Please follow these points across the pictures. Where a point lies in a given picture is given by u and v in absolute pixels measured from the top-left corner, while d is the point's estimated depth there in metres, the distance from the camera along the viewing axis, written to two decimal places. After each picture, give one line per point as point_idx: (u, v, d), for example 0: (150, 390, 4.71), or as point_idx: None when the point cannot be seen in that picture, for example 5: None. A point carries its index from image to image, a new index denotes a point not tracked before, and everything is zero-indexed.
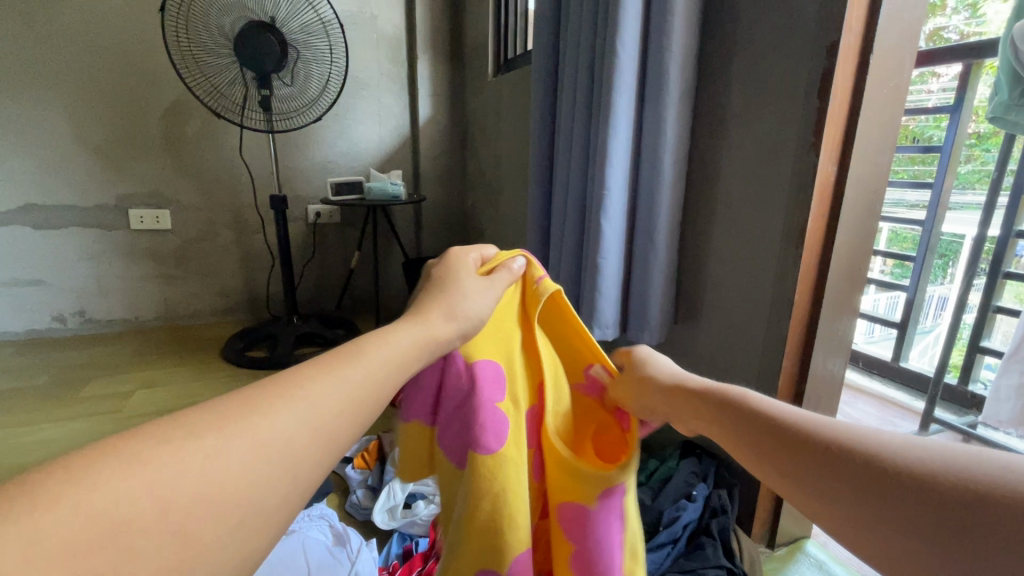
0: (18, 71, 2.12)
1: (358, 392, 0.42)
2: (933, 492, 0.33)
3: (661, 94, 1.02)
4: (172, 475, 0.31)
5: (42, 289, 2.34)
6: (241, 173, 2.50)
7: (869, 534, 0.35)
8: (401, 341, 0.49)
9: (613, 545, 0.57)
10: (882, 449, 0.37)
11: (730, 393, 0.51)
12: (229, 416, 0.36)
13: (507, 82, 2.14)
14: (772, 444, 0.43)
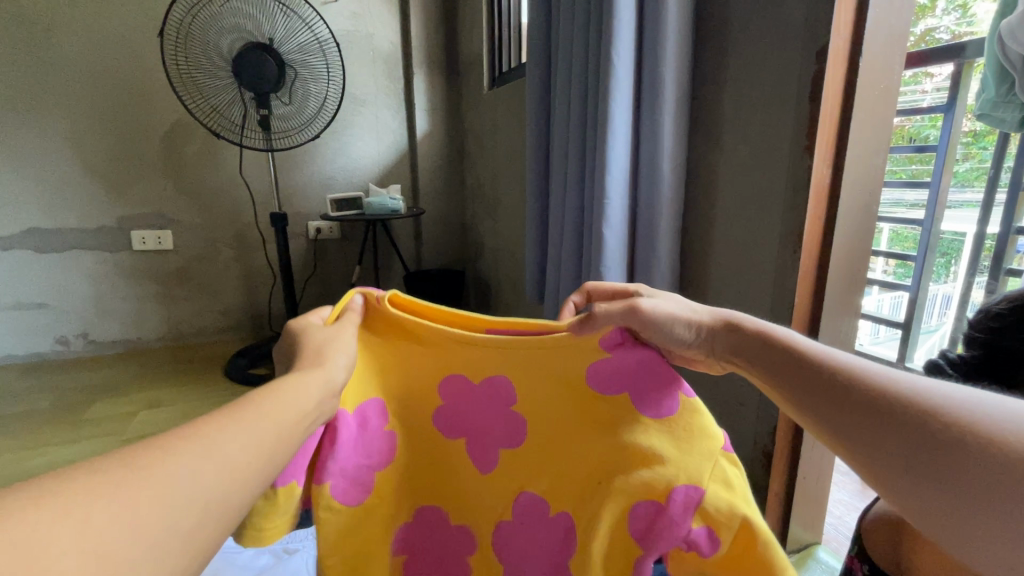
0: (21, 97, 2.15)
1: (275, 430, 0.41)
2: (969, 449, 0.33)
3: (657, 102, 1.03)
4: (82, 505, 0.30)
5: (46, 312, 2.34)
6: (242, 191, 2.52)
7: (900, 487, 0.35)
8: (305, 387, 0.47)
9: (657, 380, 0.61)
10: (912, 394, 0.37)
11: (774, 334, 0.50)
12: (143, 466, 0.33)
13: (502, 94, 2.16)
14: (809, 385, 0.43)
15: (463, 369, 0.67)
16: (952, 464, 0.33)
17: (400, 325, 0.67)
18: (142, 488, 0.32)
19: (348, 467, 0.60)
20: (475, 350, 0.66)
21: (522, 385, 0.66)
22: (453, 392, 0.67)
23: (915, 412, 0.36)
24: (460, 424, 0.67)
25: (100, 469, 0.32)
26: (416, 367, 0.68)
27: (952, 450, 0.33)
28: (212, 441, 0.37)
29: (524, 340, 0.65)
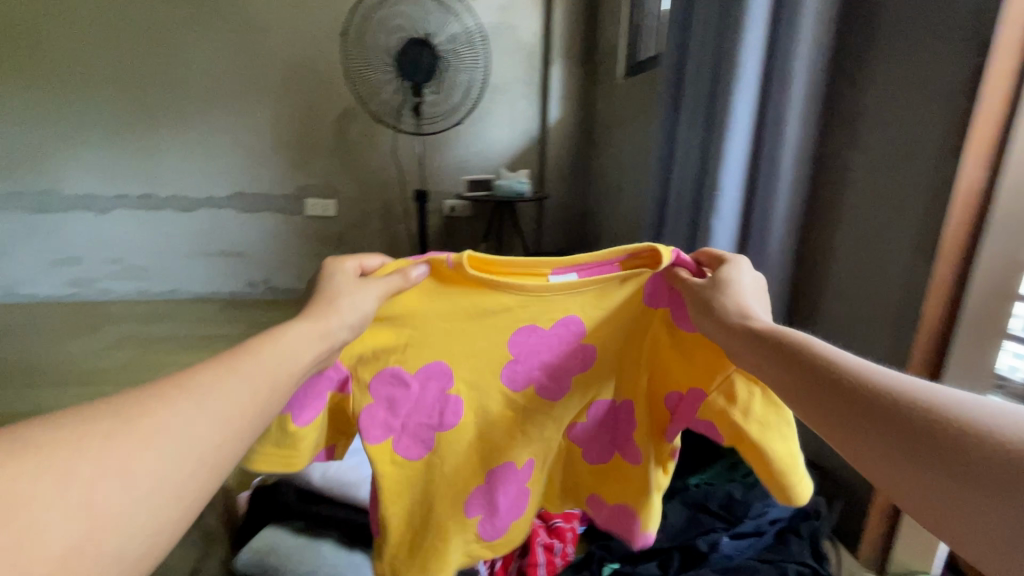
0: (239, 87, 2.70)
1: (268, 381, 0.46)
2: (1005, 468, 0.31)
3: (784, 95, 1.02)
4: (67, 463, 0.33)
5: (242, 260, 2.94)
6: (392, 169, 2.88)
7: (934, 503, 0.34)
8: (302, 340, 0.53)
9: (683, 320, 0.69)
10: (929, 406, 0.36)
11: (785, 336, 0.49)
12: (132, 420, 0.37)
13: (636, 84, 2.18)
14: (825, 391, 0.42)
15: (536, 317, 0.73)
16: (975, 483, 0.32)
17: (470, 283, 0.72)
18: (127, 442, 0.35)
19: (388, 423, 0.70)
20: (546, 300, 0.73)
21: (591, 330, 0.74)
22: (521, 344, 0.74)
23: (949, 428, 0.34)
24: (536, 369, 0.74)
25: (90, 423, 0.35)
26: (492, 319, 0.73)
27: (972, 469, 0.32)
28: (199, 396, 0.41)
29: (588, 283, 0.73)
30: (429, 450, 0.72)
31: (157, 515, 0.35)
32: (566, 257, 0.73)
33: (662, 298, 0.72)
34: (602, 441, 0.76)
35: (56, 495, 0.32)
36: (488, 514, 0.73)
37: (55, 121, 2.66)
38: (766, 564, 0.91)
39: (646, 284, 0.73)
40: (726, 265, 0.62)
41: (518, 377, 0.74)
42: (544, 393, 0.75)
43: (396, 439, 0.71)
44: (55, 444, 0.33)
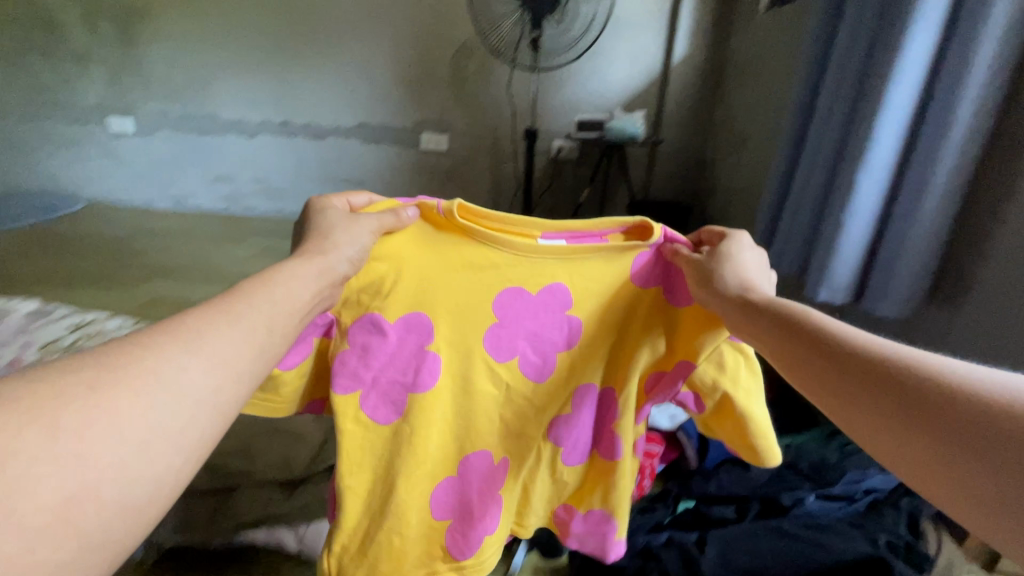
0: (368, 19, 2.82)
1: (265, 322, 0.47)
2: (985, 425, 0.33)
3: (974, 30, 0.87)
4: (51, 414, 0.33)
5: (362, 187, 3.19)
6: (504, 106, 2.90)
7: (922, 464, 0.36)
8: (300, 283, 0.53)
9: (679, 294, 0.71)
10: (922, 374, 0.38)
11: (793, 313, 0.51)
12: (111, 374, 0.36)
13: (781, 16, 1.94)
14: (823, 359, 0.45)
15: (525, 283, 0.73)
16: (962, 445, 0.34)
17: (461, 233, 0.73)
18: (112, 393, 0.35)
19: (366, 374, 0.69)
20: (533, 263, 0.72)
21: (577, 306, 0.73)
22: (507, 310, 0.72)
23: (938, 389, 0.36)
24: (521, 339, 0.73)
25: (64, 378, 0.35)
26: (479, 278, 0.72)
27: (958, 431, 0.34)
28: (190, 341, 0.41)
29: (578, 249, 0.72)
30: (399, 413, 0.70)
31: (157, 459, 0.36)
32: (556, 220, 0.74)
33: (657, 272, 0.73)
34: (578, 437, 0.74)
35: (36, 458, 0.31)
36: (459, 518, 0.73)
37: (215, 50, 2.98)
38: (849, 527, 0.91)
39: (634, 265, 0.73)
40: (730, 240, 0.67)
41: (498, 346, 0.72)
42: (526, 368, 0.73)
43: (371, 398, 0.70)
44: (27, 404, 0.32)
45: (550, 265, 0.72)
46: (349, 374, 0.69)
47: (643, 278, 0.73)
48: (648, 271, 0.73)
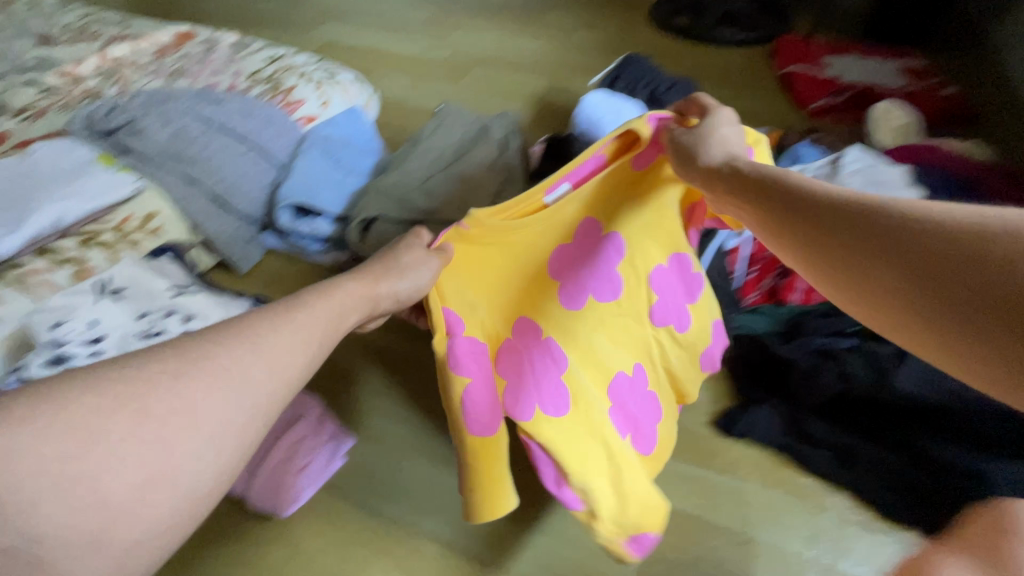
0: None
1: (318, 338, 0.54)
2: (984, 263, 0.37)
3: None
4: (140, 401, 0.42)
5: None
6: None
7: (936, 314, 0.40)
8: (348, 299, 0.60)
9: (649, 153, 0.74)
10: (931, 221, 0.41)
11: (791, 184, 0.51)
12: (189, 365, 0.45)
13: None
14: (832, 230, 0.46)
15: (555, 238, 0.77)
16: (973, 284, 0.38)
17: (474, 236, 0.74)
18: (187, 392, 0.44)
19: (521, 372, 0.75)
20: (557, 218, 0.76)
21: (609, 223, 0.76)
22: (584, 266, 0.77)
23: (952, 241, 0.39)
24: (594, 281, 0.77)
25: (153, 370, 0.44)
26: (519, 258, 0.77)
27: (966, 270, 0.38)
28: (255, 342, 0.49)
29: (587, 198, 0.75)
30: (561, 389, 0.74)
31: (216, 457, 0.44)
32: (546, 179, 0.73)
33: (648, 155, 0.73)
34: (672, 321, 0.79)
35: (95, 459, 0.40)
36: (635, 431, 0.77)
37: None
38: None
39: (627, 161, 0.75)
40: (709, 118, 0.67)
41: (585, 290, 0.77)
42: (613, 290, 0.78)
43: (542, 396, 0.74)
44: (105, 406, 0.41)
45: (569, 218, 0.76)
46: (516, 394, 0.74)
47: (630, 161, 0.74)
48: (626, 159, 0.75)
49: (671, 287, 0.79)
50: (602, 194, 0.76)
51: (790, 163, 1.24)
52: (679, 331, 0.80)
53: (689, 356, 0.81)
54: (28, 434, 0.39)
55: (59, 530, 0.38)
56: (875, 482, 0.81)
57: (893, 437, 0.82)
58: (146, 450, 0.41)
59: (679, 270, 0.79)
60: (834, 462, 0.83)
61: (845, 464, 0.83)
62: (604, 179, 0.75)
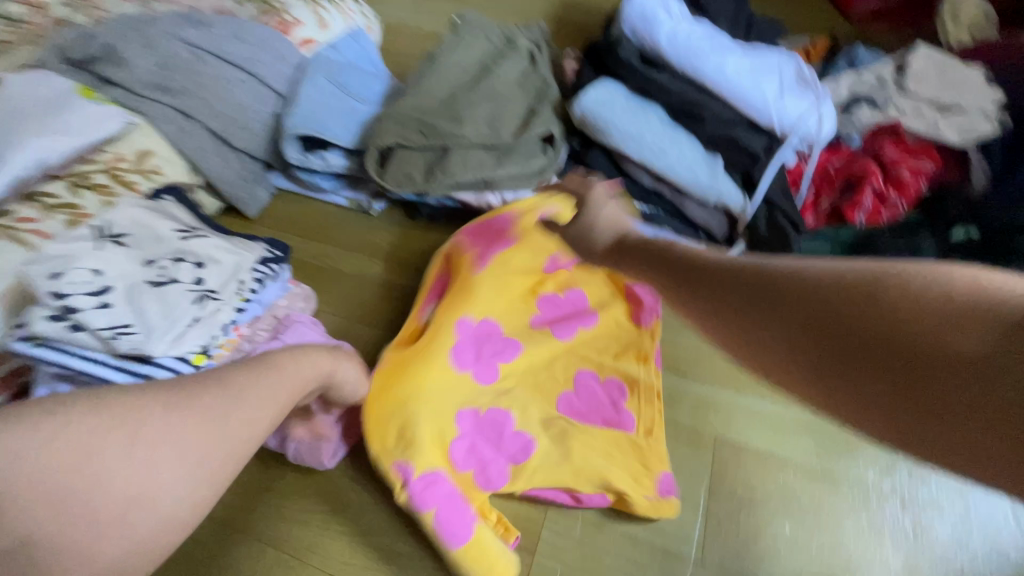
0: None
1: (273, 397, 0.56)
2: (930, 345, 0.32)
3: None
4: (124, 425, 0.45)
5: None
6: None
7: (896, 411, 0.34)
8: (307, 359, 0.63)
9: (497, 241, 0.88)
10: (869, 282, 0.34)
11: (705, 259, 0.45)
12: (169, 398, 0.49)
13: None
14: (759, 309, 0.38)
15: (444, 335, 0.80)
16: (925, 364, 0.32)
17: (383, 371, 0.77)
18: (168, 427, 0.47)
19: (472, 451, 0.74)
20: (441, 323, 0.81)
21: (476, 313, 0.83)
22: (485, 333, 0.82)
23: (895, 307, 0.33)
24: (502, 342, 0.82)
25: (130, 403, 0.47)
26: (423, 359, 0.77)
27: (919, 353, 0.32)
28: (222, 393, 0.52)
29: (458, 291, 0.84)
30: (518, 433, 0.76)
31: (189, 483, 0.47)
32: (413, 314, 0.83)
33: (483, 254, 0.88)
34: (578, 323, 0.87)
35: (85, 476, 0.42)
36: (608, 422, 0.79)
37: None
38: None
39: (477, 256, 0.87)
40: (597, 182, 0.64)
41: (504, 348, 0.82)
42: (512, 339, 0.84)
43: (505, 449, 0.75)
44: (99, 426, 0.44)
45: (459, 323, 0.81)
46: (483, 469, 0.74)
47: (476, 254, 0.87)
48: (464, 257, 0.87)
49: (568, 303, 0.89)
50: (473, 281, 0.84)
51: (846, 66, 1.12)
52: (588, 326, 0.88)
53: (626, 335, 0.88)
54: (31, 442, 0.41)
55: (47, 535, 0.40)
56: None
57: None
58: (134, 472, 0.44)
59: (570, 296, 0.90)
60: None
61: None
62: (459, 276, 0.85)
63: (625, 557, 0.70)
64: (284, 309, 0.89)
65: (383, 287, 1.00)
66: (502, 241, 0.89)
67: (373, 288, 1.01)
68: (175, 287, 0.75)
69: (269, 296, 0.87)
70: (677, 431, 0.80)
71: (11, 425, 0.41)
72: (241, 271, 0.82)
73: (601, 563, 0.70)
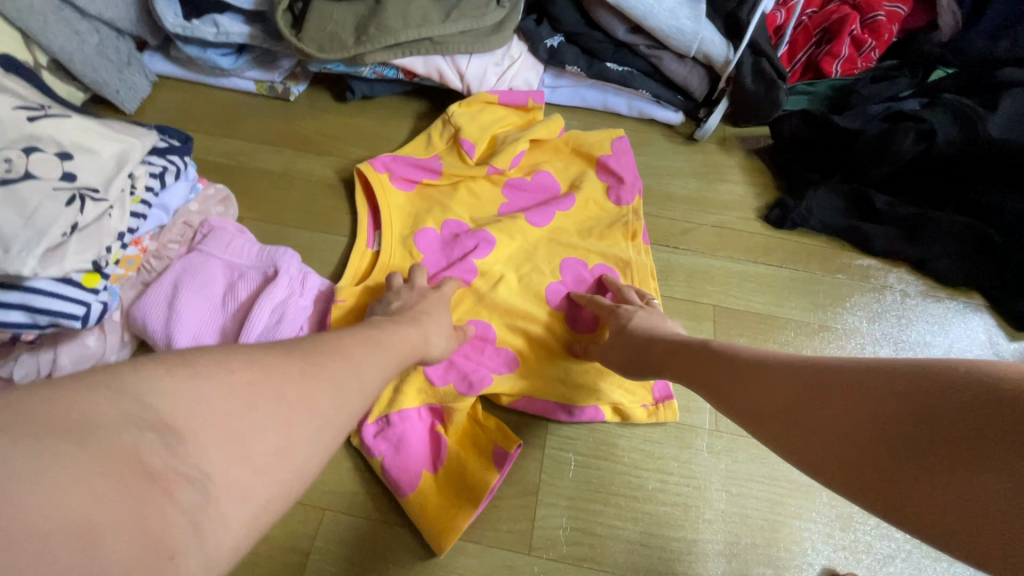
0: None
1: (389, 366, 0.46)
2: (953, 425, 0.32)
3: None
4: (277, 379, 0.35)
5: None
6: None
7: (936, 510, 0.32)
8: (408, 329, 0.53)
9: (423, 163, 0.78)
10: (889, 375, 0.36)
11: (744, 357, 0.49)
12: (317, 359, 0.38)
13: None
14: (793, 417, 0.41)
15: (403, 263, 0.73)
16: (952, 449, 0.31)
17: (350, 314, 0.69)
18: (317, 386, 0.36)
19: (446, 363, 0.66)
20: (397, 254, 0.73)
21: (434, 222, 0.76)
22: (443, 250, 0.74)
23: (913, 394, 0.34)
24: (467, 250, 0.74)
25: (284, 358, 0.36)
26: None
27: (945, 432, 0.32)
28: (354, 359, 0.41)
29: (409, 218, 0.76)
30: (493, 344, 0.68)
31: (319, 451, 0.35)
32: (355, 248, 0.74)
33: (417, 172, 0.78)
34: (552, 209, 0.78)
35: (250, 419, 0.32)
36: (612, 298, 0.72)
37: None
38: None
39: (415, 178, 0.78)
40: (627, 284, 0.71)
41: (473, 248, 0.73)
42: (482, 230, 0.75)
43: (487, 359, 0.68)
44: (265, 375, 0.34)
45: (417, 248, 0.74)
46: (462, 387, 0.65)
47: (412, 182, 0.78)
48: (394, 179, 0.77)
49: (532, 192, 0.80)
50: (421, 205, 0.77)
51: None
52: (565, 211, 0.78)
53: (610, 214, 0.79)
54: (185, 381, 0.31)
55: (220, 477, 0.29)
56: (944, 252, 0.75)
57: (966, 198, 0.75)
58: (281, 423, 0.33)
59: (537, 186, 0.80)
60: (898, 239, 0.76)
61: (909, 239, 0.76)
62: (386, 204, 0.76)
63: (641, 437, 0.66)
64: (199, 216, 0.73)
65: (320, 184, 0.83)
66: (429, 158, 0.79)
67: (305, 186, 0.83)
68: (34, 184, 0.55)
69: (175, 199, 0.70)
70: (674, 306, 0.75)
71: (174, 362, 0.31)
72: (129, 164, 0.62)
73: (617, 449, 0.65)
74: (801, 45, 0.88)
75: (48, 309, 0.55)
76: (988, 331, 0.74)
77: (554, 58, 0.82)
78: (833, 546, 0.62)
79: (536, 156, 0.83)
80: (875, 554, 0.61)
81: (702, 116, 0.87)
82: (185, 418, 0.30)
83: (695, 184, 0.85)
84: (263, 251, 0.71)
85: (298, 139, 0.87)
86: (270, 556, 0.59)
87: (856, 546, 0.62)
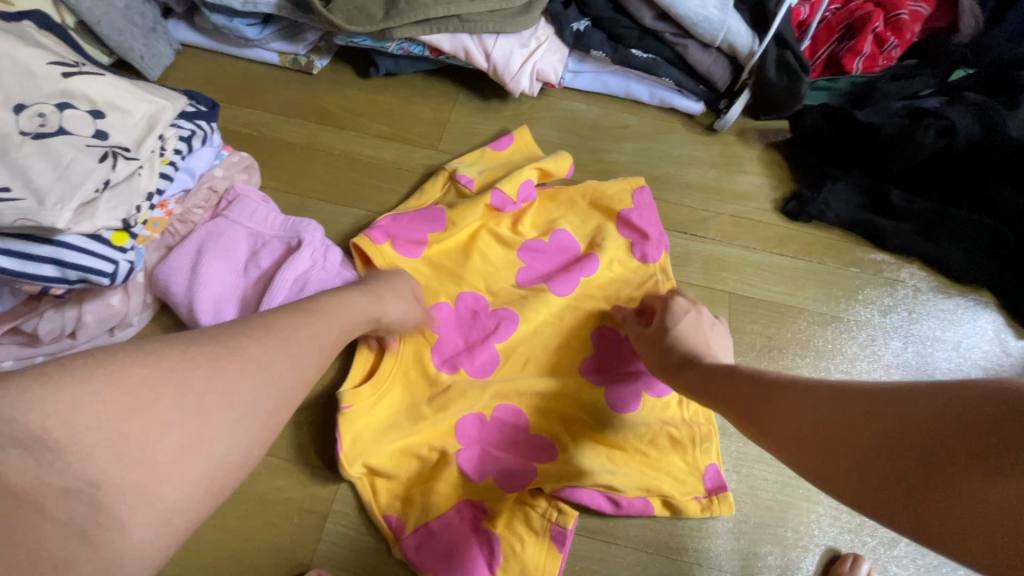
0: None
1: (318, 343, 0.47)
2: (968, 437, 0.31)
3: None
4: (173, 375, 0.38)
5: None
6: None
7: (952, 523, 0.31)
8: (349, 306, 0.54)
9: (430, 225, 0.73)
10: (910, 393, 0.36)
11: (771, 379, 0.48)
12: (224, 349, 0.41)
13: None
14: (814, 435, 0.41)
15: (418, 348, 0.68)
16: (966, 461, 0.31)
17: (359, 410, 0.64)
18: (218, 376, 0.39)
19: (480, 455, 0.64)
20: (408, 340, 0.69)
21: (447, 299, 0.71)
22: (456, 327, 0.70)
23: (930, 410, 0.34)
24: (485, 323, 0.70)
25: (186, 350, 0.39)
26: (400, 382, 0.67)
27: (961, 444, 0.32)
28: (274, 343, 0.44)
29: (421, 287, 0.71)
30: (524, 427, 0.66)
31: (233, 441, 0.39)
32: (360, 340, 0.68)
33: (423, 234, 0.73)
34: (577, 275, 0.73)
35: (142, 420, 0.35)
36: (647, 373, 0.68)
37: None
38: None
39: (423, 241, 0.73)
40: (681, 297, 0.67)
41: (491, 325, 0.70)
42: (501, 309, 0.71)
43: (522, 448, 0.65)
44: (154, 373, 0.37)
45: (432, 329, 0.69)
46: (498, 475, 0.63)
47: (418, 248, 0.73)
48: (397, 246, 0.72)
49: (552, 256, 0.75)
50: (430, 273, 0.72)
51: None
52: (590, 275, 0.74)
53: (635, 272, 0.75)
54: (66, 394, 0.34)
55: (112, 484, 0.34)
56: (959, 248, 0.76)
57: (980, 196, 0.76)
58: (179, 422, 0.37)
59: (558, 252, 0.75)
60: (914, 235, 0.77)
61: (925, 236, 0.77)
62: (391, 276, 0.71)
63: None
64: (223, 181, 0.72)
65: (341, 158, 0.84)
66: (436, 221, 0.73)
67: (327, 159, 0.83)
68: (66, 139, 0.55)
69: (201, 163, 0.69)
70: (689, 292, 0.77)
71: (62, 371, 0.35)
72: (159, 125, 0.61)
73: None
74: (825, 40, 0.88)
75: (77, 264, 0.56)
76: (996, 329, 0.75)
77: (580, 43, 0.83)
78: (839, 528, 0.64)
79: (551, 211, 0.78)
80: (880, 537, 0.63)
81: (723, 107, 0.87)
82: (70, 435, 0.34)
83: (715, 174, 0.85)
84: (286, 221, 0.71)
85: (319, 113, 0.87)
86: (291, 520, 0.63)
87: (861, 529, 0.64)
